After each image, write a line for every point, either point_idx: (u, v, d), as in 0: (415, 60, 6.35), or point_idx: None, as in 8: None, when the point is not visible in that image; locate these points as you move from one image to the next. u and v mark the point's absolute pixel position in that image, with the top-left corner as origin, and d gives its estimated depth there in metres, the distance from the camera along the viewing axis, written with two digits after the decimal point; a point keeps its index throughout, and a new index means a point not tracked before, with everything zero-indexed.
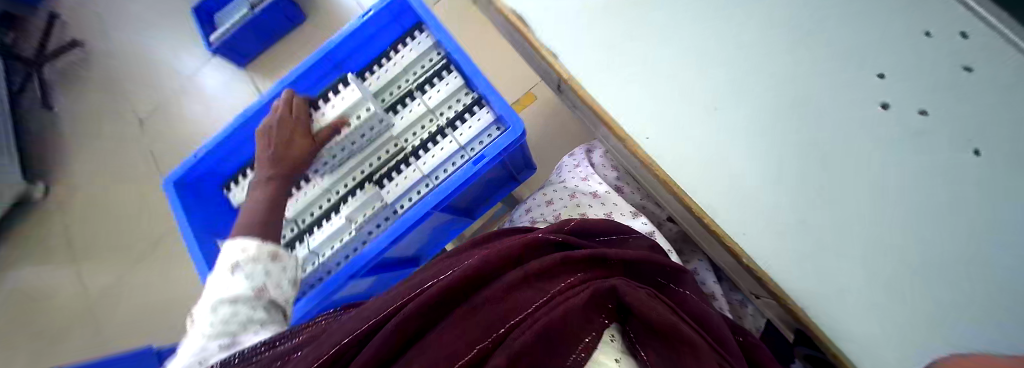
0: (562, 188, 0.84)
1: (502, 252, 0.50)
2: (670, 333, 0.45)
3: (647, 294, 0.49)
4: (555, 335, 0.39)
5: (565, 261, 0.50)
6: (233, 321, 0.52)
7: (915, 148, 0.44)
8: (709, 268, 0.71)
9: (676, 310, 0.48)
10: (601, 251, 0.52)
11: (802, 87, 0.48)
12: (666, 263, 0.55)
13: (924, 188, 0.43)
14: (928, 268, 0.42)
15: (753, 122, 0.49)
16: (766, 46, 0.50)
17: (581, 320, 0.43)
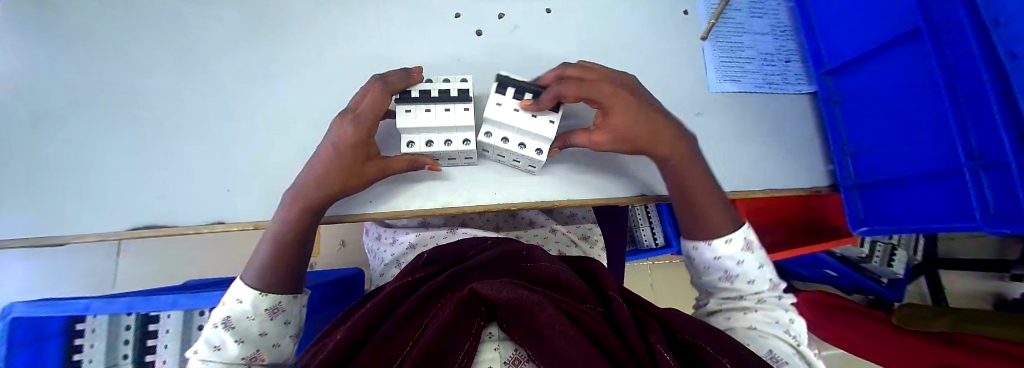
0: (387, 262, 0.67)
1: (362, 313, 0.41)
2: (525, 309, 0.36)
3: (511, 284, 0.41)
4: (439, 336, 0.34)
5: (430, 291, 0.45)
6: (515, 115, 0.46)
7: (454, 23, 0.56)
8: (539, 213, 0.72)
9: (530, 287, 0.42)
10: (454, 270, 0.49)
11: (319, 40, 0.54)
12: (521, 247, 0.53)
13: (477, 22, 0.56)
14: (682, 44, 0.58)
15: (453, 65, 0.54)
16: (340, 27, 0.54)
17: (457, 326, 0.36)
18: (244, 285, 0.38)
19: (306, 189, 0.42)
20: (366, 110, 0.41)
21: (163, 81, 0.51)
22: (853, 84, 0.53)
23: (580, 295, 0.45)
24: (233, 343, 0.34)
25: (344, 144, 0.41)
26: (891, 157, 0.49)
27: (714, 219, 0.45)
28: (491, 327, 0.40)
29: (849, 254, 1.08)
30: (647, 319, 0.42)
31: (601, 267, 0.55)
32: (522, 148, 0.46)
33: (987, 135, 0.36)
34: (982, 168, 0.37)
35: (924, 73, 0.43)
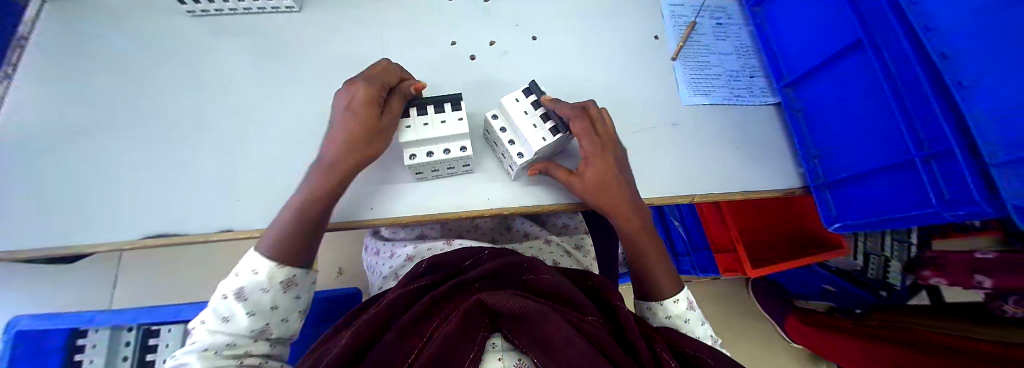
0: (385, 275, 0.68)
1: (368, 321, 0.44)
2: (535, 321, 0.40)
3: (517, 295, 0.43)
4: (446, 345, 0.37)
5: (436, 300, 0.47)
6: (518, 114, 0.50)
7: (450, 49, 0.62)
8: (533, 225, 0.75)
9: (533, 298, 0.45)
10: (462, 277, 0.51)
11: (329, 68, 0.60)
12: (524, 258, 0.55)
13: (471, 48, 0.63)
14: (656, 64, 0.64)
15: (449, 84, 0.60)
16: (349, 56, 0.61)
17: (465, 335, 0.39)
18: (263, 253, 0.41)
19: (328, 155, 0.44)
20: (377, 81, 0.46)
21: (185, 103, 0.56)
22: (812, 92, 0.59)
23: (580, 306, 0.48)
24: (244, 314, 0.38)
25: (352, 105, 0.44)
26: (852, 156, 0.53)
27: (664, 282, 0.53)
28: (493, 335, 0.44)
29: (843, 266, 1.03)
30: (650, 331, 0.45)
31: (598, 278, 0.58)
32: (511, 145, 0.49)
33: (933, 128, 0.41)
34: (932, 158, 0.41)
35: (870, 79, 0.49)
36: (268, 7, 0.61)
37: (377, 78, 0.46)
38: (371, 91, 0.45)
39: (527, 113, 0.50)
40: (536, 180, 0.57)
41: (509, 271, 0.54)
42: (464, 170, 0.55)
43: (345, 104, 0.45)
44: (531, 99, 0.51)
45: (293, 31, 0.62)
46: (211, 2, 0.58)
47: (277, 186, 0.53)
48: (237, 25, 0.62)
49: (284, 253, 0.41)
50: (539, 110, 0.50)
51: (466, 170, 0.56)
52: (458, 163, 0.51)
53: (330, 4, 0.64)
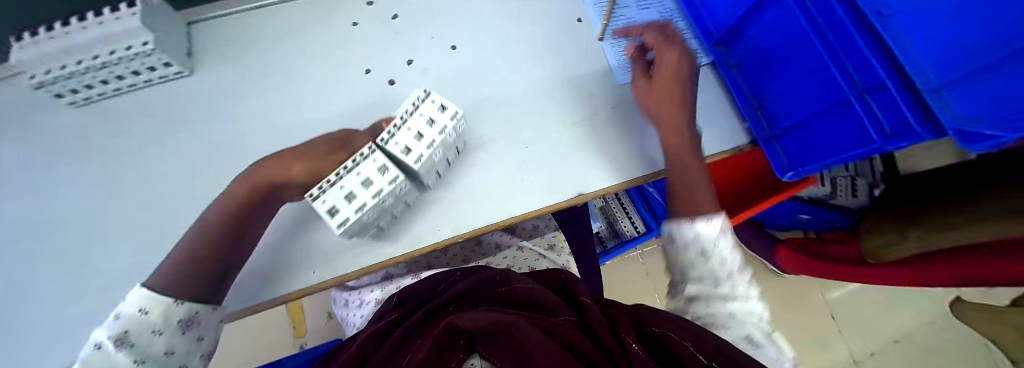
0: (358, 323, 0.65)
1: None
2: (507, 330, 0.39)
3: (488, 310, 0.44)
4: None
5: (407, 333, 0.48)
6: (396, 130, 0.46)
7: (366, 75, 0.58)
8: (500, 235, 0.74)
9: (506, 310, 0.45)
10: (433, 305, 0.53)
11: (241, 127, 0.56)
12: (494, 272, 0.56)
13: (388, 69, 0.59)
14: (582, 47, 0.62)
15: (372, 114, 0.56)
16: (260, 107, 0.57)
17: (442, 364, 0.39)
18: (141, 291, 0.39)
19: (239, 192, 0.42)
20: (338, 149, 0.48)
21: (93, 207, 0.52)
22: (740, 44, 0.58)
23: (552, 309, 0.47)
24: (129, 362, 0.37)
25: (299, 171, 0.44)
26: (791, 102, 0.52)
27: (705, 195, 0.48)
28: (472, 357, 0.42)
29: (815, 195, 1.06)
30: (619, 322, 0.47)
31: (569, 274, 0.58)
32: (432, 127, 0.45)
33: (862, 64, 0.40)
34: (867, 93, 0.41)
35: (790, 24, 0.48)
36: (155, 78, 0.56)
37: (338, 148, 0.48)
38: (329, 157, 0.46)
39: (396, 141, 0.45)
40: (483, 197, 0.53)
41: (484, 285, 0.54)
42: (393, 181, 0.44)
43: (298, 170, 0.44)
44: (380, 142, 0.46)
45: (194, 99, 0.57)
46: (90, 89, 0.53)
47: None
48: (131, 106, 0.56)
49: (185, 287, 0.40)
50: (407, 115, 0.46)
51: (393, 178, 0.44)
52: (372, 167, 0.45)
53: (226, 57, 0.59)
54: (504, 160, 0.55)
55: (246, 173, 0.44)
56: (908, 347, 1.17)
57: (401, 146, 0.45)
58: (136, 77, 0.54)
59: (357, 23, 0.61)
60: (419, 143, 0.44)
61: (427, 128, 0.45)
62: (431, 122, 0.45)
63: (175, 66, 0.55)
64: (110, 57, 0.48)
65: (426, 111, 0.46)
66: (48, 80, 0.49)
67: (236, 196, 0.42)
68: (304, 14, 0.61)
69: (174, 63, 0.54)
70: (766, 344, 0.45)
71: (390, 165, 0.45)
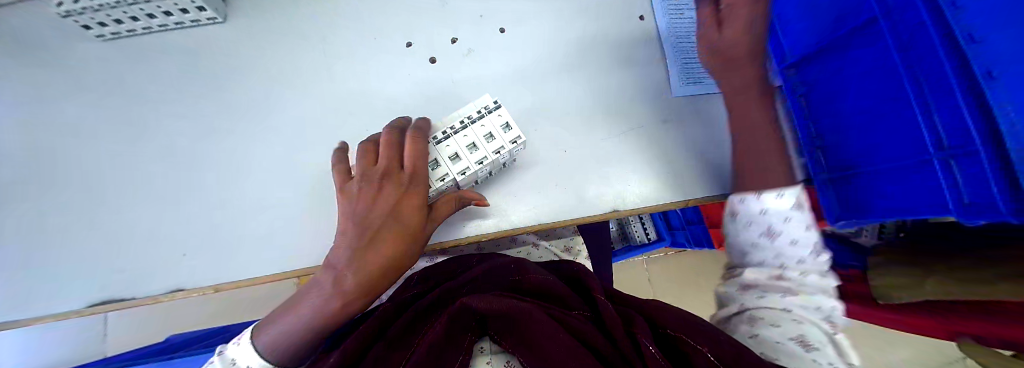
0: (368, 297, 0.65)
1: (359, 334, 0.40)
2: (517, 314, 0.37)
3: (501, 294, 0.41)
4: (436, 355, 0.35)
5: (421, 312, 0.45)
6: (455, 130, 0.45)
7: (407, 48, 0.54)
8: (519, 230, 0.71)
9: (520, 297, 0.43)
10: (449, 286, 0.50)
11: (271, 87, 0.53)
12: (510, 261, 0.53)
13: (431, 44, 0.55)
14: (642, 49, 0.57)
15: (407, 91, 0.53)
16: (293, 67, 0.54)
17: (451, 343, 0.37)
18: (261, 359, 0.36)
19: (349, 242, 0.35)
20: (418, 172, 0.38)
21: (118, 149, 0.51)
22: (819, 73, 0.52)
23: (567, 301, 0.45)
24: None
25: (387, 209, 0.36)
26: (868, 146, 0.47)
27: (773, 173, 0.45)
28: (482, 340, 0.41)
29: (839, 231, 1.01)
30: (631, 314, 0.43)
31: (579, 265, 0.54)
32: (489, 140, 0.44)
33: (954, 124, 0.35)
34: (952, 158, 0.36)
35: (886, 62, 0.42)
36: (187, 20, 0.53)
37: (415, 171, 0.38)
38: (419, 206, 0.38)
39: (450, 145, 0.44)
40: (515, 198, 0.50)
41: (498, 273, 0.51)
42: (441, 181, 0.43)
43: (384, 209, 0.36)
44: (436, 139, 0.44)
45: (225, 49, 0.54)
46: (120, 23, 0.50)
47: (226, 235, 0.48)
48: (160, 48, 0.54)
49: (295, 351, 0.37)
50: (468, 119, 0.45)
51: (443, 177, 0.43)
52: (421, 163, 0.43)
53: (262, 8, 0.55)
54: (542, 162, 0.51)
55: (350, 216, 0.36)
56: None
57: (454, 149, 0.44)
58: (168, 17, 0.51)
59: None
60: (474, 154, 0.43)
61: (485, 139, 0.43)
62: (490, 137, 0.44)
63: (209, 12, 0.51)
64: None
65: (488, 118, 0.45)
66: (77, 10, 0.46)
67: (348, 247, 0.35)
68: None
69: (208, 9, 0.50)
70: (822, 344, 0.39)
71: (443, 162, 0.43)
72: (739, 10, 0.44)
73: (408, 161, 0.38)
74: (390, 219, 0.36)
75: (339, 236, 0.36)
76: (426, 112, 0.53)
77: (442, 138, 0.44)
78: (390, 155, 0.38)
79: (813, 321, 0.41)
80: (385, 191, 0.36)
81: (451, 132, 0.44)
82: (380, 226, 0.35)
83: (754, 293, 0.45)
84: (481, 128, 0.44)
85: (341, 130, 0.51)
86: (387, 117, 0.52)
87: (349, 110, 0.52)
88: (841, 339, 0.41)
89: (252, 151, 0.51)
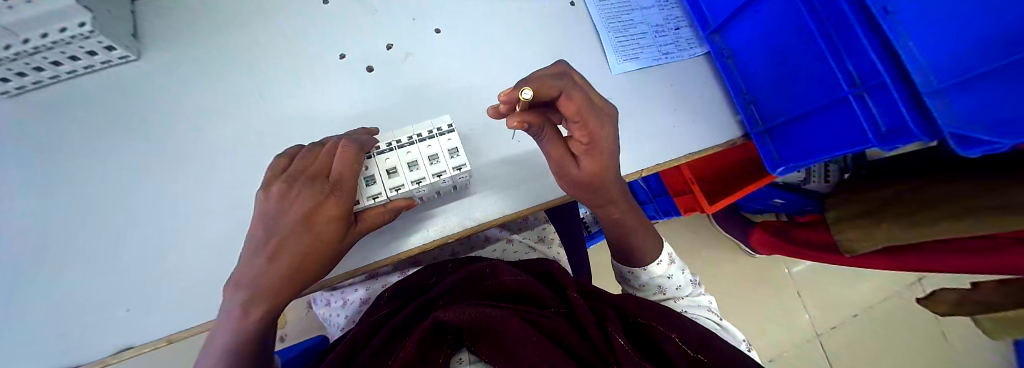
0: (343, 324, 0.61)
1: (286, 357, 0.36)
2: (491, 324, 0.37)
3: (477, 304, 0.41)
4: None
5: (395, 331, 0.44)
6: (399, 147, 0.39)
7: (341, 60, 0.53)
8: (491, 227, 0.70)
9: (494, 303, 0.42)
10: (427, 298, 0.50)
11: (199, 119, 0.50)
12: (485, 265, 0.53)
13: (367, 53, 0.53)
14: (577, 32, 0.58)
15: (348, 104, 0.51)
16: (221, 95, 0.51)
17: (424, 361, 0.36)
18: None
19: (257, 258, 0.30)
20: (344, 180, 0.32)
21: (32, 211, 0.46)
22: (739, 35, 0.56)
23: (543, 299, 0.46)
24: None
25: (298, 217, 0.31)
26: (785, 98, 0.52)
27: (646, 249, 0.49)
28: (460, 351, 0.42)
29: (789, 180, 1.08)
30: (604, 308, 0.44)
31: (555, 262, 0.56)
32: (433, 162, 0.38)
33: (864, 63, 0.40)
34: (865, 92, 0.41)
35: (794, 17, 0.46)
36: (98, 63, 0.49)
37: (339, 178, 0.32)
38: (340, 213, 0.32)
39: (393, 165, 0.38)
40: (474, 194, 0.50)
41: (474, 278, 0.51)
42: (373, 199, 0.36)
43: (296, 217, 0.31)
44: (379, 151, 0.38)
45: (144, 88, 0.50)
46: (23, 76, 0.45)
47: (172, 284, 0.45)
48: (68, 95, 0.49)
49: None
50: (417, 137, 0.39)
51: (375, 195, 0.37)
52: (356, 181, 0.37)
53: (179, 38, 0.52)
54: (496, 155, 0.51)
55: (262, 229, 0.31)
56: (865, 320, 1.26)
57: (394, 162, 0.38)
58: (75, 62, 0.47)
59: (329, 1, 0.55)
60: (413, 181, 0.37)
61: (429, 161, 0.38)
62: (435, 158, 0.38)
63: (118, 50, 0.48)
64: (42, 39, 0.41)
65: (437, 139, 0.39)
66: None
67: (254, 261, 0.30)
68: None
69: (119, 47, 0.47)
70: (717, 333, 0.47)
71: (379, 179, 0.37)
72: (597, 158, 0.35)
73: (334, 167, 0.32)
74: (302, 231, 0.31)
75: (247, 248, 0.31)
76: (371, 122, 0.51)
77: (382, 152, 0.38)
78: (321, 159, 0.33)
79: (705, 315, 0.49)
80: (300, 197, 0.31)
81: (395, 146, 0.39)
82: (290, 235, 0.30)
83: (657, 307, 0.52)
84: (426, 150, 0.38)
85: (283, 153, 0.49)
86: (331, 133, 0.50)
87: (289, 131, 0.50)
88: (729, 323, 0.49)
89: (189, 189, 0.48)
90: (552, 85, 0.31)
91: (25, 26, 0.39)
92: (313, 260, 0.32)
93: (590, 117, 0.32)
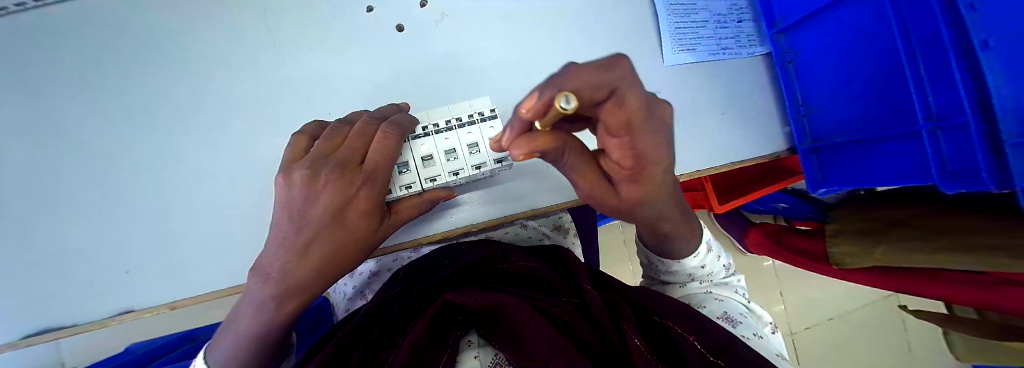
0: (352, 294, 0.60)
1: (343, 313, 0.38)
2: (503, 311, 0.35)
3: (488, 288, 0.38)
4: (421, 350, 0.32)
5: (404, 312, 0.42)
6: (436, 133, 0.34)
7: (367, 13, 0.46)
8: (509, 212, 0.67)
9: (506, 289, 0.39)
10: (436, 280, 0.47)
11: (203, 65, 0.44)
12: (499, 250, 0.50)
13: (397, 9, 0.47)
14: (633, 12, 0.52)
15: (372, 67, 0.46)
16: (228, 39, 0.44)
17: (438, 344, 0.34)
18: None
19: (286, 255, 0.27)
20: (379, 169, 0.28)
21: (19, 153, 0.42)
22: (806, 40, 0.50)
23: (556, 289, 0.43)
24: None
25: (327, 215, 0.27)
26: (844, 117, 0.49)
27: (685, 248, 0.45)
28: (470, 333, 0.39)
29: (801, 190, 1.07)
30: (618, 302, 0.41)
31: (569, 252, 0.53)
32: (473, 151, 0.34)
33: (950, 97, 0.36)
34: (939, 129, 0.37)
35: (884, 29, 0.41)
36: None
37: (375, 168, 0.28)
38: (375, 205, 0.29)
39: (431, 155, 0.33)
40: (504, 182, 0.47)
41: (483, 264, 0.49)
42: (406, 189, 0.33)
43: (325, 212, 0.27)
44: (416, 135, 0.33)
45: (136, 20, 0.43)
46: None
47: (176, 247, 0.42)
48: (46, 21, 0.42)
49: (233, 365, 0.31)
50: (455, 121, 0.34)
51: (409, 184, 0.34)
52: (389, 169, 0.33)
53: None
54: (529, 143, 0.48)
55: (291, 220, 0.27)
56: (839, 326, 1.32)
57: (430, 149, 0.33)
58: None
59: None
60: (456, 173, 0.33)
61: (469, 151, 0.33)
62: (476, 148, 0.34)
63: None
64: None
65: (479, 127, 0.34)
66: None
67: (284, 257, 0.27)
68: None
69: None
70: (743, 318, 0.43)
71: (413, 167, 0.33)
72: (643, 185, 0.25)
73: (369, 154, 0.28)
74: (334, 225, 0.28)
75: (273, 235, 0.28)
76: (397, 91, 0.46)
77: (418, 137, 0.33)
78: (352, 140, 0.29)
79: (731, 297, 0.47)
80: (326, 190, 0.27)
81: (433, 130, 0.34)
82: (320, 231, 0.27)
83: (677, 284, 0.49)
84: (466, 137, 0.34)
85: (298, 116, 0.45)
86: (352, 97, 0.45)
87: (305, 91, 0.45)
88: (756, 308, 0.48)
89: (193, 145, 0.43)
90: (602, 84, 0.17)
91: None
92: (345, 254, 0.29)
93: (643, 134, 0.20)
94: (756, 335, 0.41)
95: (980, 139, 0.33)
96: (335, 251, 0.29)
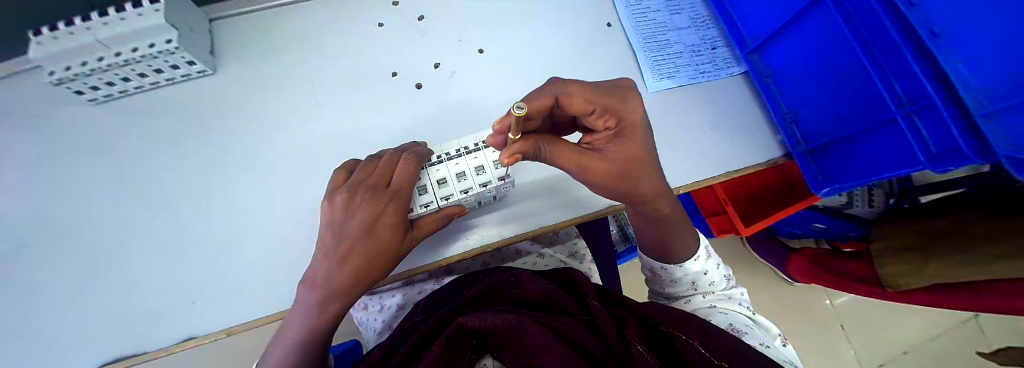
0: (381, 329, 0.63)
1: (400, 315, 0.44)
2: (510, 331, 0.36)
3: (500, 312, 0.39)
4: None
5: (423, 338, 0.44)
6: (449, 160, 0.40)
7: (391, 77, 0.57)
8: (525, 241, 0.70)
9: (516, 310, 0.41)
10: (455, 306, 0.50)
11: (264, 130, 0.55)
12: (512, 275, 0.53)
13: (415, 71, 0.57)
14: (614, 51, 0.60)
15: (395, 118, 0.55)
16: (284, 108, 0.56)
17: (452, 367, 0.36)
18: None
19: (331, 265, 0.33)
20: (402, 189, 0.34)
21: (124, 209, 0.52)
22: (776, 55, 0.56)
23: (566, 309, 0.45)
24: None
25: (363, 227, 0.33)
26: (829, 116, 0.52)
27: (684, 243, 0.49)
28: (484, 357, 0.42)
29: (830, 204, 1.03)
30: (625, 317, 0.42)
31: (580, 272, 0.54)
32: (479, 172, 0.39)
33: (913, 83, 0.39)
34: (913, 113, 0.40)
35: (839, 36, 0.46)
36: (178, 76, 0.55)
37: (399, 187, 0.34)
38: (399, 220, 0.35)
39: (445, 178, 0.39)
40: (513, 205, 0.52)
41: (497, 289, 0.51)
42: (425, 207, 0.39)
43: (361, 225, 0.33)
44: (432, 163, 0.40)
45: (220, 101, 0.56)
46: (111, 85, 0.53)
47: (230, 278, 0.48)
48: (161, 107, 0.56)
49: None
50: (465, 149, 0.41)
51: (427, 204, 0.39)
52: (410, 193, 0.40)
53: (253, 57, 0.58)
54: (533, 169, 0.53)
55: (334, 236, 0.33)
56: (924, 359, 1.14)
57: (444, 173, 0.40)
58: (158, 75, 0.53)
59: (383, 24, 0.60)
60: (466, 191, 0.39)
61: (477, 172, 0.39)
62: (482, 169, 0.39)
63: (199, 65, 0.54)
64: (117, 58, 0.47)
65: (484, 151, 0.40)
66: (70, 77, 0.48)
67: (327, 268, 0.33)
68: (331, 15, 0.61)
69: (199, 62, 0.53)
70: (751, 329, 0.42)
71: (430, 188, 0.39)
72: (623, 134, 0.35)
73: (394, 177, 0.35)
74: (367, 238, 0.33)
75: (319, 251, 0.34)
76: (416, 135, 0.55)
77: (434, 165, 0.40)
78: (381, 168, 0.36)
79: (737, 311, 0.46)
80: (362, 206, 0.33)
81: (445, 158, 0.40)
82: (356, 242, 0.33)
83: (682, 298, 0.50)
84: (474, 160, 0.40)
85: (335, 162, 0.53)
86: (379, 144, 0.54)
87: (341, 142, 0.54)
88: (763, 320, 0.46)
89: (252, 193, 0.52)
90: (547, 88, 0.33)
91: (120, 40, 0.46)
92: (377, 264, 0.34)
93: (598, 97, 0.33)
94: (764, 345, 0.40)
95: (952, 116, 0.35)
96: (371, 258, 0.34)
